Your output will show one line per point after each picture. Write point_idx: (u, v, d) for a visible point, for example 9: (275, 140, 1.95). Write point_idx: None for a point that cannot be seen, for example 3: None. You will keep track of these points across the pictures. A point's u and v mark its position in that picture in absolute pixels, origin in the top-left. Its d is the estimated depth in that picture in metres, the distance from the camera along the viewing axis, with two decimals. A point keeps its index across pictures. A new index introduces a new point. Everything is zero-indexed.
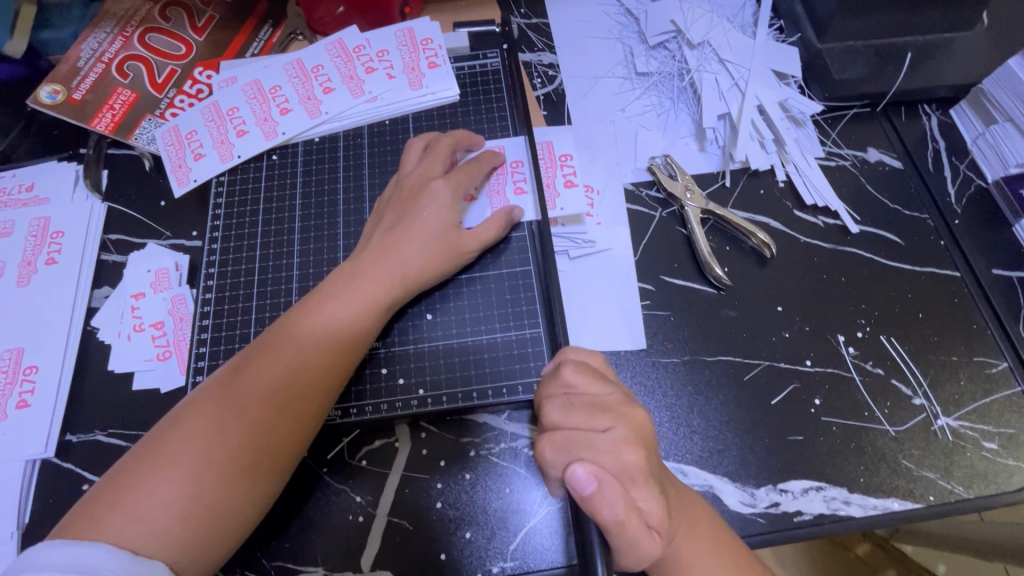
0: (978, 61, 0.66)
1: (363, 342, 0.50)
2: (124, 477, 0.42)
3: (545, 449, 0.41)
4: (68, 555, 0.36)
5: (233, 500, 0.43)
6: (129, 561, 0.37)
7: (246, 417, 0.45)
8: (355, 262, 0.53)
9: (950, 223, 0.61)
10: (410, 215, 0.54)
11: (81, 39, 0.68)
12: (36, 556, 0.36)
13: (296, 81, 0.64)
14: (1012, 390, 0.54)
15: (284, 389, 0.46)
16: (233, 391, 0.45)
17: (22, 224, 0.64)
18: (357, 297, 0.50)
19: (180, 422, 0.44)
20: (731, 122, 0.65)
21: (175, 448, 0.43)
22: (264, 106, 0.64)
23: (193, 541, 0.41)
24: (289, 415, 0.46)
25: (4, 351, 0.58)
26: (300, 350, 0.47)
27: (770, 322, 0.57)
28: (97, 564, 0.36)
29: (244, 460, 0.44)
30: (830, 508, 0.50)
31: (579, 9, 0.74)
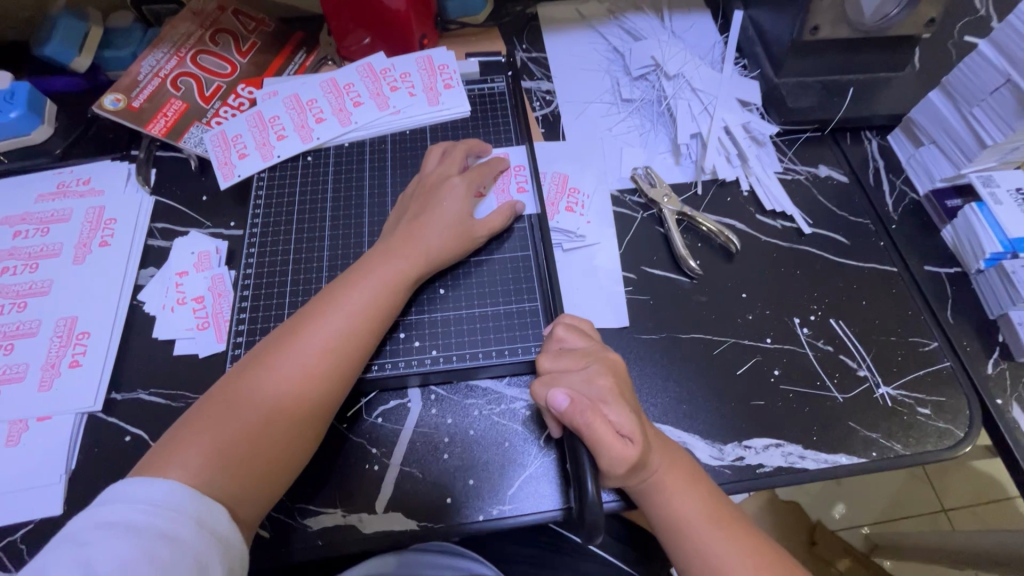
0: (908, 96, 0.78)
1: (387, 315, 0.57)
2: (177, 440, 0.48)
3: (536, 388, 0.54)
4: (149, 494, 0.43)
5: (279, 452, 0.50)
6: (199, 501, 0.44)
7: (289, 382, 0.51)
8: (383, 247, 0.61)
9: (888, 227, 0.71)
10: (431, 205, 0.63)
11: (141, 57, 0.78)
12: (119, 493, 0.43)
13: (330, 95, 0.75)
14: (941, 365, 0.63)
15: (307, 372, 0.52)
16: (276, 359, 0.52)
17: (79, 212, 0.72)
18: (383, 278, 0.58)
19: (210, 407, 0.50)
20: (702, 140, 0.76)
21: (207, 428, 0.49)
22: (302, 115, 0.74)
23: (249, 484, 0.48)
24: (317, 390, 0.52)
25: (58, 320, 0.65)
26: (334, 323, 0.54)
27: (735, 306, 0.66)
28: (172, 500, 0.43)
29: (289, 418, 0.51)
30: (787, 461, 0.57)
31: (573, 45, 0.86)
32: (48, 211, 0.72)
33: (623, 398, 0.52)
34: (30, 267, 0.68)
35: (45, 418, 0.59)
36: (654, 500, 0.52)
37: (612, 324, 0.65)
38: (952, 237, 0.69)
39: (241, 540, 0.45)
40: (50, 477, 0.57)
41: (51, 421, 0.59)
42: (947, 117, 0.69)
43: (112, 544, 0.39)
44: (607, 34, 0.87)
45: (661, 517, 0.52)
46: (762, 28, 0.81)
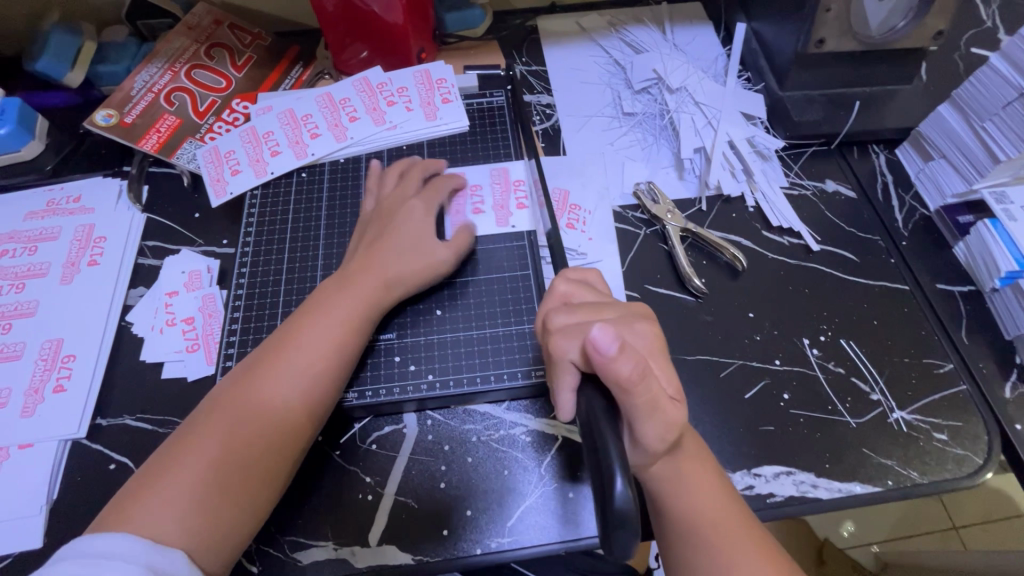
0: (916, 109, 0.76)
1: (353, 348, 0.55)
2: (149, 477, 0.47)
3: (561, 336, 0.45)
4: (99, 547, 0.40)
5: (246, 492, 0.48)
6: (149, 548, 0.42)
7: (252, 420, 0.50)
8: (351, 266, 0.60)
9: (898, 244, 0.69)
10: (386, 229, 0.61)
11: (135, 72, 0.77)
12: (70, 550, 0.40)
13: (325, 110, 0.73)
14: (957, 388, 0.60)
15: (284, 396, 0.51)
16: (239, 399, 0.51)
17: (68, 230, 0.70)
18: (348, 308, 0.56)
19: (184, 441, 0.49)
20: (706, 154, 0.75)
21: (180, 462, 0.47)
22: (297, 130, 0.72)
23: (215, 529, 0.46)
24: (297, 412, 0.51)
25: (44, 342, 0.63)
26: (298, 357, 0.53)
27: (743, 326, 0.64)
28: (128, 551, 0.41)
29: (255, 457, 0.49)
30: (799, 490, 0.55)
31: (574, 58, 0.85)
32: (36, 230, 0.70)
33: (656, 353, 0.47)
34: (16, 287, 0.66)
35: (27, 446, 0.57)
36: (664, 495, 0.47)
37: None
38: (965, 254, 0.67)
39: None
40: (30, 508, 0.54)
41: (33, 449, 0.57)
42: (958, 130, 0.67)
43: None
44: (608, 47, 0.86)
45: (671, 512, 0.47)
46: (766, 41, 0.80)
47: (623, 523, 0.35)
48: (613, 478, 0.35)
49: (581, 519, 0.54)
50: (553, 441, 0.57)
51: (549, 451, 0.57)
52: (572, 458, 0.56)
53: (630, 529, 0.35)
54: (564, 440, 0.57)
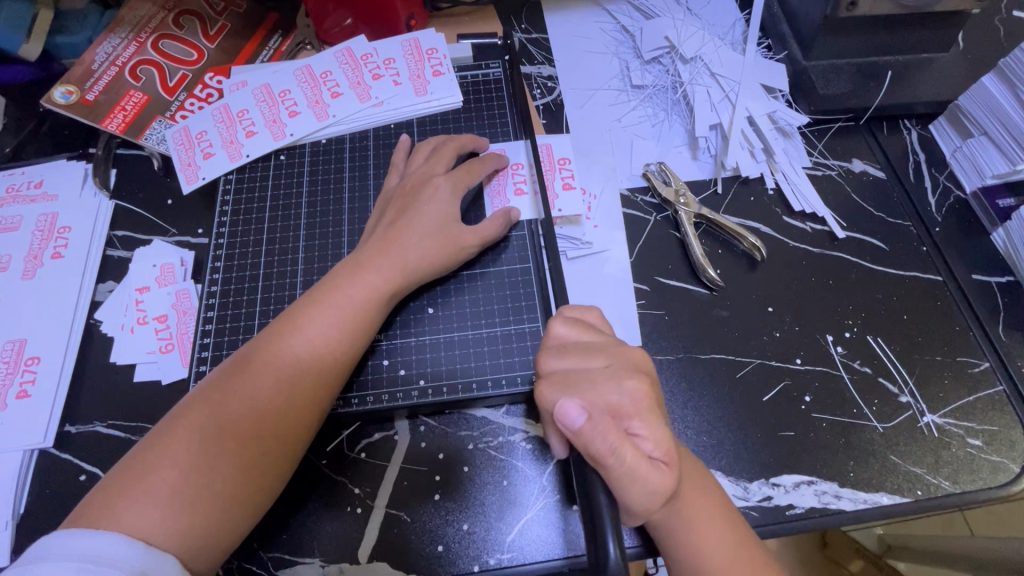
0: (955, 79, 0.69)
1: (361, 338, 0.51)
2: (134, 470, 0.42)
3: (543, 391, 0.43)
4: (84, 547, 0.36)
5: (237, 492, 0.44)
6: (143, 552, 0.38)
7: (248, 412, 0.46)
8: (361, 254, 0.54)
9: (931, 230, 0.64)
10: (411, 209, 0.56)
11: (96, 43, 0.70)
12: (49, 546, 0.36)
13: (305, 85, 0.67)
14: (994, 389, 0.56)
15: (292, 381, 0.47)
16: (236, 386, 0.46)
17: (30, 220, 0.65)
18: (356, 294, 0.51)
19: (175, 428, 0.44)
20: (722, 132, 0.68)
21: (171, 453, 0.43)
22: (274, 108, 0.66)
23: (200, 531, 0.41)
24: (304, 400, 0.47)
25: (6, 343, 0.58)
26: (299, 345, 0.48)
27: (761, 322, 0.59)
28: (112, 554, 0.37)
29: (248, 452, 0.45)
30: (820, 502, 0.51)
31: (578, 25, 0.78)
32: None
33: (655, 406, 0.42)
34: None
35: None
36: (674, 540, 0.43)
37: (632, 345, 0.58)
38: (1004, 242, 0.61)
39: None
40: None
41: None
42: (1003, 106, 0.60)
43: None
44: (615, 11, 0.78)
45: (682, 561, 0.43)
46: (789, 4, 0.72)
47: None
48: (605, 545, 0.34)
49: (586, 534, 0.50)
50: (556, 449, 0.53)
51: (552, 460, 0.53)
52: None
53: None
54: None
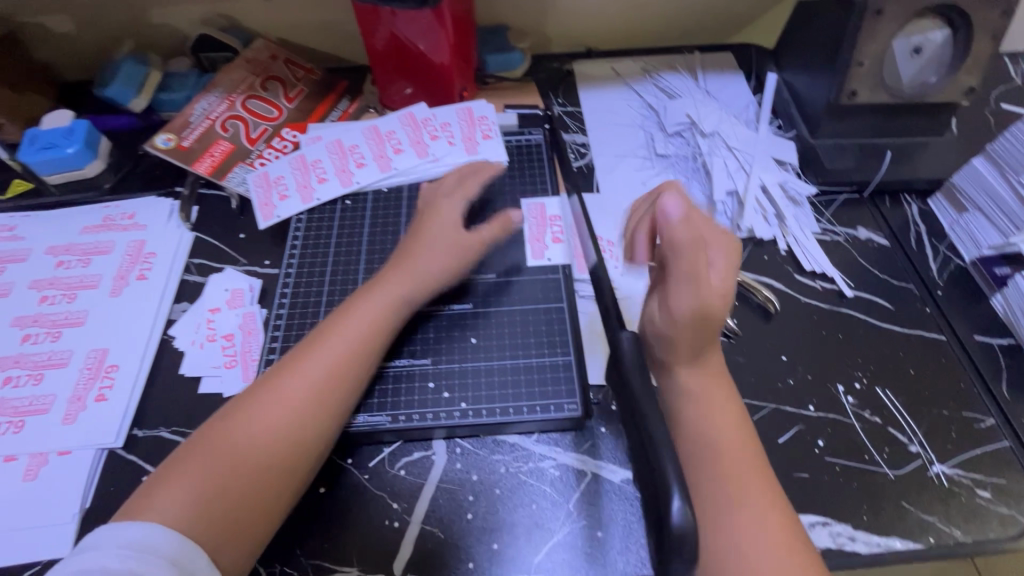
0: (950, 161, 0.77)
1: (371, 355, 0.56)
2: (172, 471, 0.48)
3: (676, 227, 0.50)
4: (124, 537, 0.42)
5: (258, 489, 0.48)
6: (174, 542, 0.43)
7: (270, 416, 0.50)
8: (383, 276, 0.61)
9: (934, 293, 0.69)
10: (423, 232, 0.64)
11: (195, 100, 0.82)
12: (100, 537, 0.43)
13: (372, 142, 0.77)
14: (999, 444, 0.59)
15: (312, 387, 0.52)
16: (260, 393, 0.52)
17: (121, 245, 0.74)
18: (370, 311, 0.57)
19: (211, 433, 0.50)
20: (738, 198, 0.76)
21: (205, 453, 0.48)
22: (343, 160, 0.76)
23: (233, 527, 0.46)
24: (321, 404, 0.52)
25: (90, 351, 0.65)
26: (319, 364, 0.53)
27: (776, 370, 0.63)
28: (148, 542, 0.43)
29: (274, 456, 0.49)
30: (835, 542, 0.53)
31: (608, 102, 0.88)
32: (91, 243, 0.74)
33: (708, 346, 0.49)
34: (68, 297, 0.69)
35: (66, 452, 0.59)
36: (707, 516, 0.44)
37: None
38: (1003, 307, 0.66)
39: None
40: (63, 515, 0.55)
41: (72, 456, 0.58)
42: (994, 185, 0.67)
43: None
44: (641, 91, 0.89)
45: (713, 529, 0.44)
46: (797, 91, 0.82)
47: (682, 546, 0.29)
48: (668, 497, 0.30)
49: (609, 561, 0.53)
50: (581, 477, 0.57)
51: (578, 487, 0.56)
52: (600, 496, 0.56)
53: (691, 556, 0.29)
54: (592, 477, 0.57)
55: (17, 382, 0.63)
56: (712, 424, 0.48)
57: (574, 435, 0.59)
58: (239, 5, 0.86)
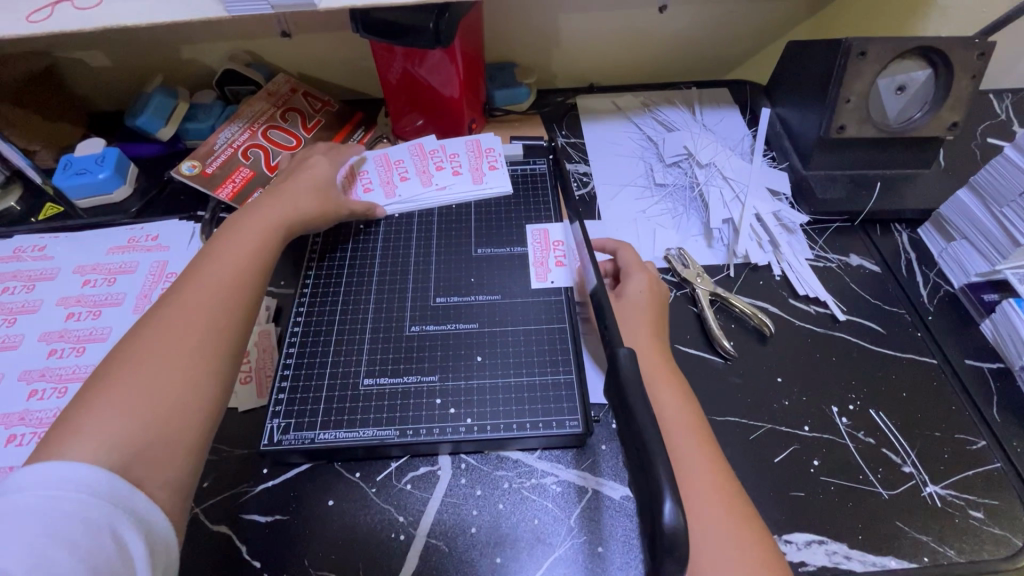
0: (937, 192, 0.80)
1: (257, 269, 0.59)
2: (75, 416, 0.43)
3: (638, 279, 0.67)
4: (55, 474, 0.39)
5: (181, 402, 0.47)
6: (111, 481, 0.40)
7: (173, 337, 0.49)
8: (228, 227, 0.63)
9: (925, 318, 0.71)
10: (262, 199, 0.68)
11: (219, 129, 0.87)
12: (23, 478, 0.39)
13: (382, 168, 0.82)
14: (991, 466, 0.60)
15: (215, 306, 0.53)
16: (153, 323, 0.50)
17: (144, 265, 0.77)
18: (225, 250, 0.59)
19: (107, 371, 0.47)
20: (733, 226, 0.79)
21: (105, 387, 0.45)
22: (351, 183, 0.80)
23: (157, 439, 0.45)
24: (222, 319, 0.53)
25: None
26: (218, 269, 0.56)
27: (771, 391, 0.65)
28: (83, 481, 0.39)
29: (194, 363, 0.49)
30: (831, 561, 0.55)
31: (610, 134, 0.93)
32: (116, 263, 0.78)
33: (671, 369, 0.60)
34: (94, 313, 0.73)
35: None
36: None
37: None
38: (993, 332, 0.68)
39: (169, 530, 0.43)
40: None
41: None
42: (978, 215, 0.70)
43: (13, 538, 0.36)
44: (641, 124, 0.94)
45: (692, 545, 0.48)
46: (789, 125, 0.87)
47: (673, 549, 0.32)
48: (661, 502, 0.32)
49: None
50: (583, 493, 0.58)
51: (579, 503, 0.58)
52: (600, 512, 0.57)
53: (681, 557, 0.32)
54: (593, 493, 0.58)
55: (41, 395, 0.65)
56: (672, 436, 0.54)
57: (576, 452, 0.61)
58: (263, 42, 0.92)
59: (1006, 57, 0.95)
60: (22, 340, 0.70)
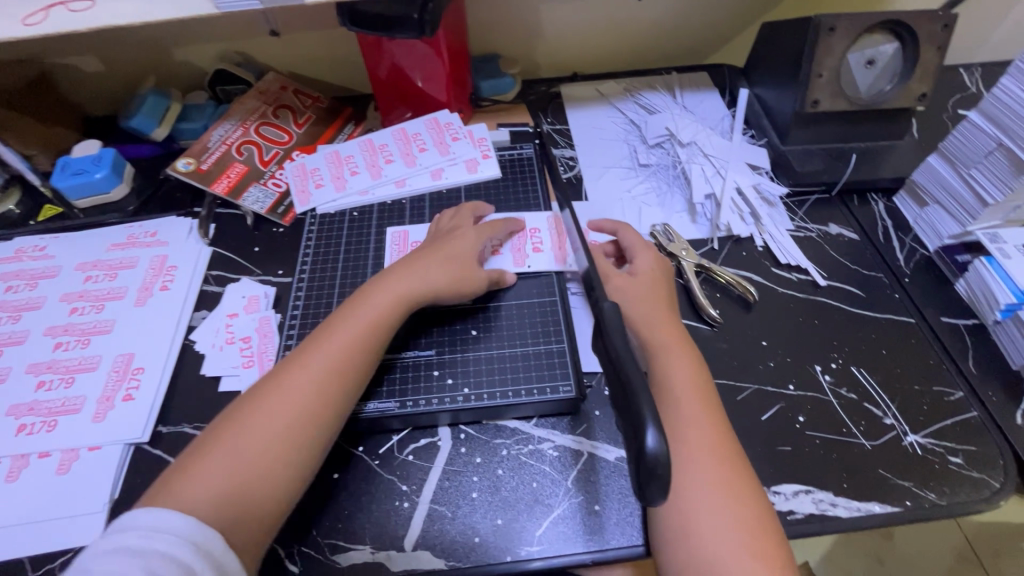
0: (910, 161, 0.83)
1: (368, 354, 0.59)
2: (186, 467, 0.50)
3: (645, 258, 0.70)
4: (146, 522, 0.44)
5: (271, 483, 0.51)
6: (192, 525, 0.45)
7: (280, 415, 0.53)
8: (367, 290, 0.64)
9: (901, 280, 0.74)
10: (432, 249, 0.68)
11: (212, 128, 0.89)
12: (127, 520, 0.45)
13: (366, 153, 0.86)
14: (969, 415, 0.63)
15: (317, 389, 0.55)
16: (265, 396, 0.54)
17: (144, 260, 0.79)
18: (339, 327, 0.59)
19: (220, 431, 0.52)
20: (716, 200, 0.82)
21: (213, 450, 0.51)
22: (339, 169, 0.85)
23: (238, 512, 0.49)
24: (320, 404, 0.55)
25: (116, 355, 0.70)
26: (325, 351, 0.57)
27: (757, 353, 0.68)
28: (164, 524, 0.44)
29: (285, 446, 0.52)
30: (818, 509, 0.57)
31: (594, 119, 0.96)
32: (116, 259, 0.80)
33: (682, 341, 0.63)
34: (96, 308, 0.74)
35: (95, 448, 0.62)
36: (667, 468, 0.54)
37: None
38: (967, 290, 0.71)
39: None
40: (93, 505, 0.59)
41: (100, 451, 0.62)
42: (948, 179, 0.73)
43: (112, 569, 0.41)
44: (623, 108, 0.96)
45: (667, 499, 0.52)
46: (766, 103, 0.89)
47: (654, 475, 0.34)
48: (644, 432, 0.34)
49: (607, 532, 0.56)
50: (578, 456, 0.61)
51: (575, 466, 0.60)
52: (597, 472, 0.60)
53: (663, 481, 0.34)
54: (589, 456, 0.61)
55: (48, 386, 0.67)
56: (677, 397, 0.57)
57: (571, 419, 0.63)
58: (252, 42, 0.95)
59: (971, 34, 0.99)
60: (27, 336, 0.71)
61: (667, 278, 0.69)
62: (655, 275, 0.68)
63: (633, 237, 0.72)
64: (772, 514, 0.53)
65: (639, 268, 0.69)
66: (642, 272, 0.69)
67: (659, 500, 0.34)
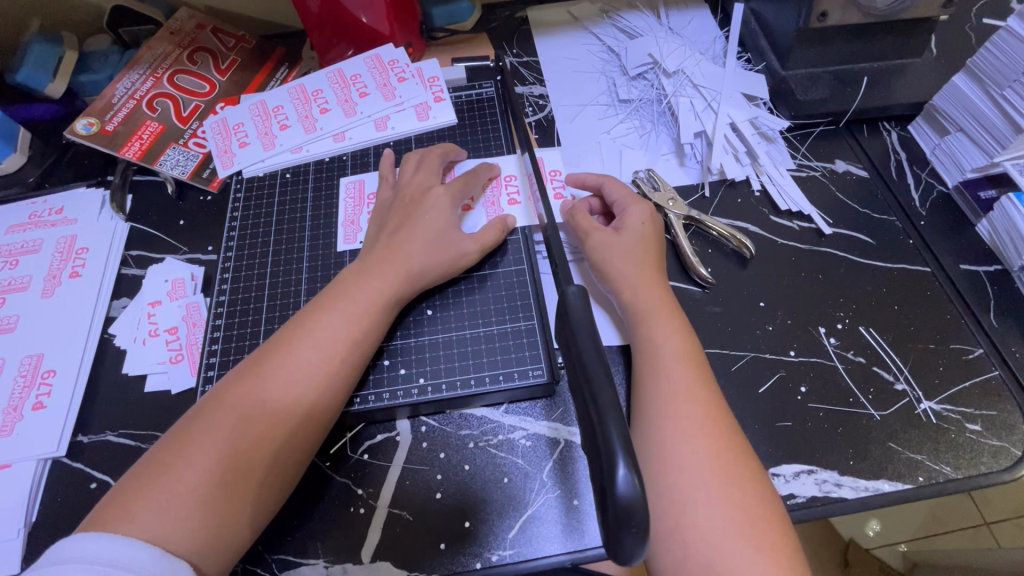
0: (929, 82, 0.72)
1: (361, 350, 0.52)
2: (148, 474, 0.44)
3: (636, 211, 0.60)
4: (102, 550, 0.38)
5: (250, 494, 0.45)
6: (159, 556, 0.39)
7: (261, 414, 0.47)
8: (358, 268, 0.57)
9: (916, 224, 0.65)
10: (413, 217, 0.59)
11: (116, 79, 0.75)
12: (76, 547, 0.38)
13: (297, 102, 0.74)
14: (989, 375, 0.56)
15: (306, 386, 0.49)
16: (242, 392, 0.48)
17: (50, 242, 0.69)
18: (330, 312, 0.52)
19: (189, 431, 0.46)
20: (707, 139, 0.71)
21: (181, 455, 0.45)
22: (266, 122, 0.73)
23: (215, 524, 0.43)
24: (308, 405, 0.49)
25: (24, 357, 0.61)
26: (317, 342, 0.51)
27: (754, 316, 0.60)
28: (124, 556, 0.38)
29: (268, 450, 0.46)
30: (821, 490, 0.51)
31: (568, 48, 0.82)
32: (17, 243, 0.69)
33: (676, 312, 0.54)
34: None
35: (4, 466, 0.55)
36: (651, 450, 0.46)
37: (615, 343, 0.58)
38: (989, 232, 0.63)
39: None
40: (8, 531, 0.52)
41: (10, 469, 0.55)
42: (975, 101, 0.62)
43: None
44: (600, 34, 0.83)
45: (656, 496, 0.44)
46: (765, 20, 0.77)
47: (629, 518, 0.30)
48: (613, 463, 0.31)
49: (588, 529, 0.50)
50: (555, 445, 0.54)
51: (551, 456, 0.53)
52: (575, 462, 0.53)
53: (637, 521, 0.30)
54: (566, 444, 0.54)
55: None
56: (665, 367, 0.50)
57: (546, 403, 0.56)
58: None
59: None
60: None
61: (659, 238, 0.60)
62: (646, 231, 0.59)
63: (620, 189, 0.63)
64: (781, 507, 0.45)
65: (626, 225, 0.59)
66: (631, 228, 0.59)
67: (639, 549, 0.31)
